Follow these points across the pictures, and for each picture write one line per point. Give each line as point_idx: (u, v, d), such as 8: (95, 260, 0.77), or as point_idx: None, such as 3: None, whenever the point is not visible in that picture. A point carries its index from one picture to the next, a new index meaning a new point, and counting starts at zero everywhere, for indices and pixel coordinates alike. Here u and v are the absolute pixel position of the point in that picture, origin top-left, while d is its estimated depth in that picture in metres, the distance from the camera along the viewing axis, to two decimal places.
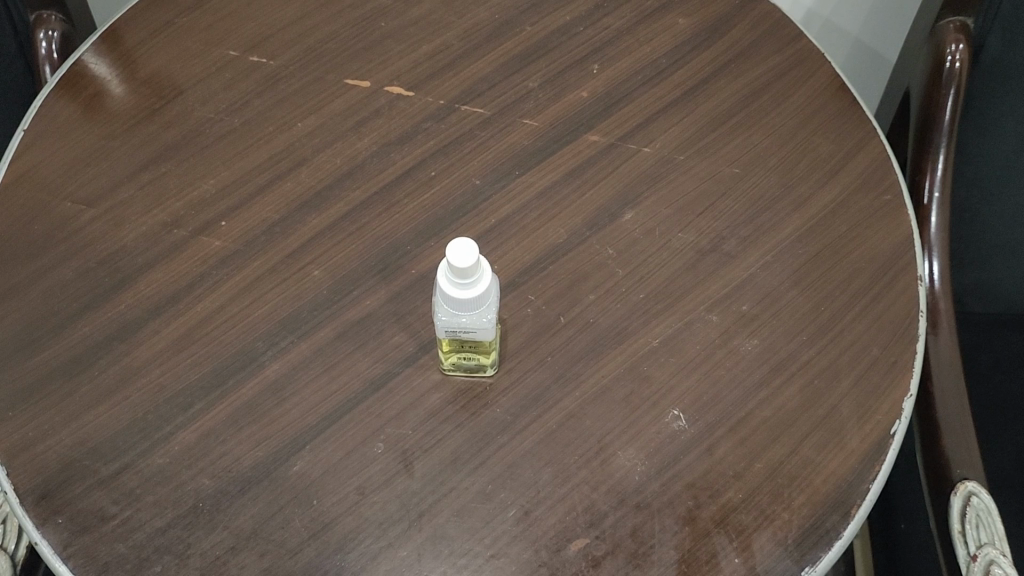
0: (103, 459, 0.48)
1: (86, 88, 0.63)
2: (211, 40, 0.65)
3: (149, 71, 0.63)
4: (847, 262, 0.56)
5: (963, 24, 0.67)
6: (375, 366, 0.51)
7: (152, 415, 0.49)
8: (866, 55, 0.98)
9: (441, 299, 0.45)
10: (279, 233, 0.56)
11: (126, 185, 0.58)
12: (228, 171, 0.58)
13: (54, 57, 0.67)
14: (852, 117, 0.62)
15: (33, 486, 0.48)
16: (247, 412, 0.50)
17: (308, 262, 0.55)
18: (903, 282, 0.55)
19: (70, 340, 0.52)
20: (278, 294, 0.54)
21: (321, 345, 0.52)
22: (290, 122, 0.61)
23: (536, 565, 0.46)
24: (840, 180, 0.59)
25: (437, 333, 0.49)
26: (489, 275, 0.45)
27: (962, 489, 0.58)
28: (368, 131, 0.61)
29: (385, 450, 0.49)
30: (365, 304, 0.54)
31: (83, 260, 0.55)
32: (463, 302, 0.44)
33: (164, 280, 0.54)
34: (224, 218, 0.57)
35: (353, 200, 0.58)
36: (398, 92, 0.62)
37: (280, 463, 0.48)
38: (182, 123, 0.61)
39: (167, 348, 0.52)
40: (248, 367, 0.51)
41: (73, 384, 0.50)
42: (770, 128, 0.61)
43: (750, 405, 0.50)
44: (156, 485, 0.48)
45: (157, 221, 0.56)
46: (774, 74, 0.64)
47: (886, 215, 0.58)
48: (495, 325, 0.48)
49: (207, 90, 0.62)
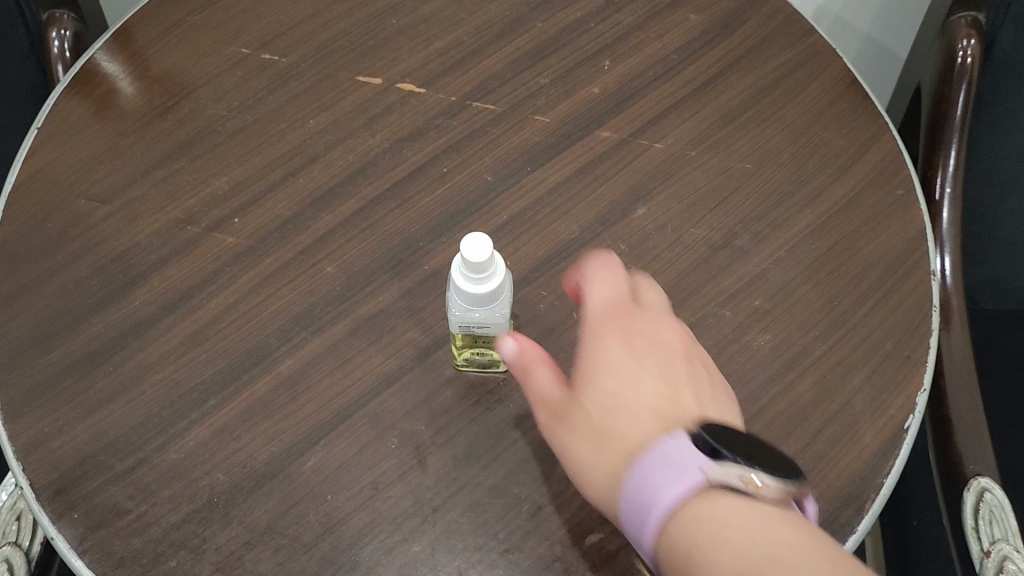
0: (118, 454, 0.48)
1: (98, 86, 0.63)
2: (222, 38, 0.65)
3: (161, 70, 0.64)
4: (859, 258, 0.56)
5: (974, 20, 0.66)
6: (389, 362, 0.52)
7: (166, 411, 0.50)
8: (880, 52, 0.98)
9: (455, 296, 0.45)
10: (292, 230, 0.56)
11: (139, 182, 0.58)
12: (241, 168, 0.59)
13: (66, 57, 0.67)
14: (864, 112, 0.62)
15: (50, 481, 0.48)
16: (261, 408, 0.50)
17: (321, 258, 0.55)
18: (916, 277, 0.55)
19: (84, 337, 0.52)
20: (291, 290, 0.54)
21: (334, 342, 0.52)
22: (301, 120, 0.61)
23: (549, 560, 0.46)
24: (853, 175, 0.59)
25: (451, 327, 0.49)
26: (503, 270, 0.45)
27: (974, 485, 0.58)
28: (381, 128, 0.61)
29: (399, 445, 0.49)
30: (378, 300, 0.54)
31: (97, 257, 0.55)
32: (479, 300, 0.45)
33: (177, 276, 0.54)
34: (237, 215, 0.57)
35: (365, 197, 0.58)
36: (410, 89, 0.63)
37: (294, 459, 0.48)
38: (194, 121, 0.61)
39: (180, 345, 0.52)
40: (261, 364, 0.51)
41: (87, 381, 0.50)
42: (780, 124, 0.61)
43: (763, 399, 0.50)
44: (171, 481, 0.48)
45: (170, 218, 0.57)
46: (786, 70, 0.64)
47: (898, 211, 0.58)
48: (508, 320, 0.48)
49: (220, 88, 0.62)
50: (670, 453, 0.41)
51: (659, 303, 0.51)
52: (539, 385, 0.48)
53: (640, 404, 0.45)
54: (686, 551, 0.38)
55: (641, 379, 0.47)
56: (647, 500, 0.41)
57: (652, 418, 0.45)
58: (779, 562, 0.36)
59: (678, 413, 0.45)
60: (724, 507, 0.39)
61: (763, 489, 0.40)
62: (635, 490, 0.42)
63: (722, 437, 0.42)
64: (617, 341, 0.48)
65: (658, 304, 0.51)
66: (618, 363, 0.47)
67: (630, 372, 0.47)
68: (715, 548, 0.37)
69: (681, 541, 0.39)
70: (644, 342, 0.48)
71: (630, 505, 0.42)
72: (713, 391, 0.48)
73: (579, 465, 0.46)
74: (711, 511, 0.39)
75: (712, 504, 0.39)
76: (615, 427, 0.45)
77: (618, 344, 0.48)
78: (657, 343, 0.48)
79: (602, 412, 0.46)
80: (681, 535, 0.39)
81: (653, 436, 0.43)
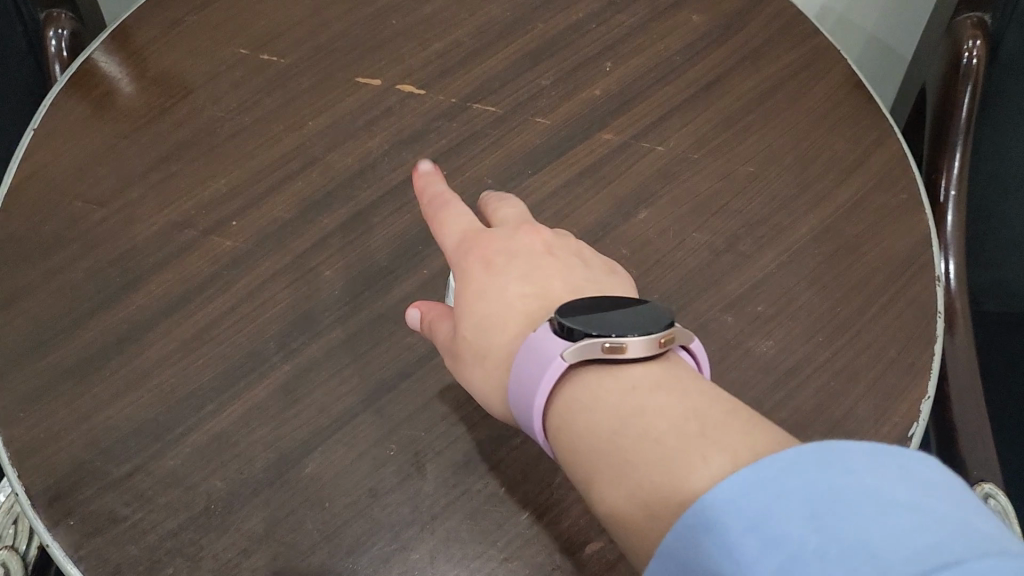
0: (114, 460, 0.48)
1: (95, 87, 0.62)
2: (221, 38, 0.65)
3: (159, 70, 0.63)
4: (862, 263, 0.55)
5: (980, 21, 0.65)
6: (388, 368, 0.51)
7: (163, 417, 0.49)
8: (884, 52, 0.97)
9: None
10: (291, 233, 0.56)
11: (137, 184, 0.58)
12: (239, 170, 0.58)
13: (64, 56, 0.66)
14: (867, 115, 0.62)
15: (46, 487, 0.47)
16: (259, 414, 0.49)
17: (320, 262, 0.55)
18: (921, 282, 0.54)
19: (81, 341, 0.51)
20: (289, 295, 0.53)
21: (333, 347, 0.52)
22: (299, 121, 0.60)
23: (549, 569, 0.46)
24: (857, 178, 0.59)
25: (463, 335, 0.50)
26: None
27: (980, 489, 0.57)
28: (380, 130, 0.60)
29: (398, 452, 0.49)
30: (378, 305, 0.53)
31: (94, 260, 0.54)
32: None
33: (175, 280, 0.54)
34: (235, 218, 0.56)
35: (364, 200, 0.57)
36: (410, 90, 0.62)
37: (292, 465, 0.48)
38: (192, 123, 0.60)
39: (178, 350, 0.51)
40: (259, 369, 0.51)
41: (84, 386, 0.50)
42: (783, 127, 0.61)
43: (767, 406, 0.49)
44: (168, 487, 0.47)
45: (168, 220, 0.56)
46: (789, 71, 0.64)
47: (902, 215, 0.57)
48: None
49: (218, 89, 0.62)
50: (531, 351, 0.40)
51: (527, 229, 0.47)
52: (443, 332, 0.45)
53: (504, 315, 0.43)
54: (571, 445, 0.38)
55: (508, 292, 0.43)
56: (522, 398, 0.40)
57: (517, 327, 0.42)
58: (674, 435, 0.34)
59: (549, 308, 0.43)
60: (593, 385, 0.38)
61: (627, 348, 0.37)
62: (514, 391, 0.41)
63: (578, 315, 0.39)
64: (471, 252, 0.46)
65: (514, 218, 0.48)
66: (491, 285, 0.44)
67: (504, 287, 0.44)
68: (591, 426, 0.37)
69: (568, 437, 0.38)
70: (505, 249, 0.46)
71: (517, 409, 0.41)
72: (592, 277, 0.45)
73: (470, 386, 0.44)
74: (587, 397, 0.38)
75: (588, 396, 0.38)
76: (492, 346, 0.42)
77: (474, 269, 0.45)
78: (513, 253, 0.45)
79: (482, 342, 0.43)
80: (570, 432, 0.38)
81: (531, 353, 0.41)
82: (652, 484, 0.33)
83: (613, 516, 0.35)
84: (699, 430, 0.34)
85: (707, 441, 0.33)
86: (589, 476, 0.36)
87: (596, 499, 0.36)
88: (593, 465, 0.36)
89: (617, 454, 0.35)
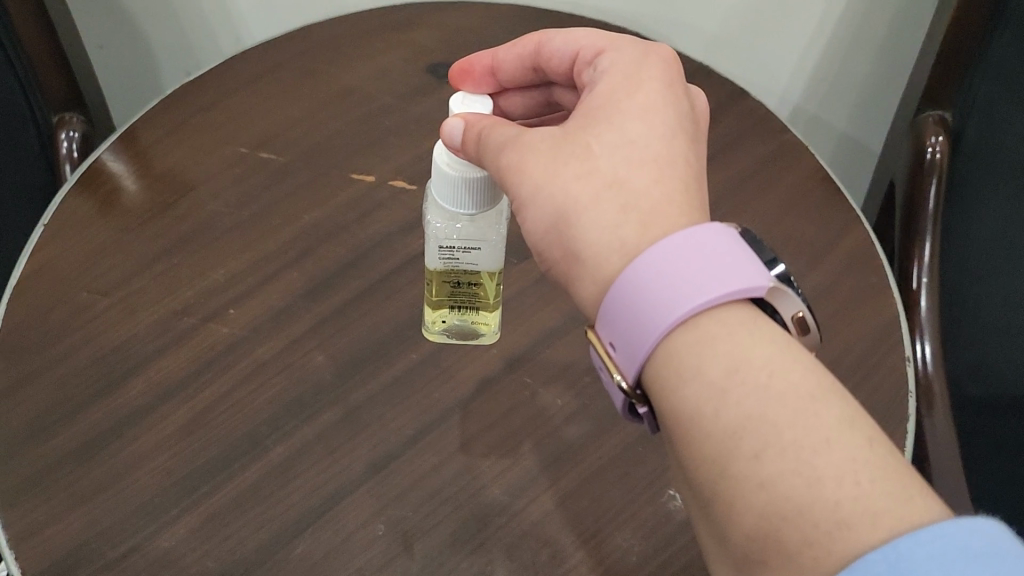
0: (109, 543, 0.49)
1: (102, 185, 0.65)
2: (223, 137, 0.68)
3: (163, 168, 0.66)
4: (834, 342, 0.57)
5: (941, 117, 0.71)
6: (377, 449, 0.53)
7: (158, 499, 0.50)
8: (855, 148, 1.01)
9: (441, 200, 0.50)
10: (286, 320, 0.59)
11: (140, 275, 0.60)
12: (237, 262, 0.61)
13: (75, 156, 0.72)
14: (836, 205, 0.65)
15: (39, 571, 0.47)
16: (252, 495, 0.51)
17: (313, 348, 0.57)
18: (892, 360, 0.56)
19: (80, 427, 0.53)
20: (282, 380, 0.56)
21: (323, 429, 0.54)
22: (296, 215, 0.64)
23: None
24: (827, 264, 0.61)
25: (428, 267, 0.55)
26: (468, 185, 0.49)
27: None
28: (371, 223, 0.64)
29: (385, 531, 0.50)
30: (367, 389, 0.56)
31: (95, 348, 0.56)
32: (472, 203, 0.50)
33: (174, 366, 0.56)
34: (231, 307, 0.59)
35: (356, 288, 0.60)
36: (400, 185, 0.66)
37: (283, 546, 0.49)
38: (192, 218, 0.63)
39: (174, 434, 0.53)
40: (253, 451, 0.53)
41: (81, 470, 0.51)
42: (756, 215, 0.64)
43: None
44: (161, 569, 0.48)
45: (168, 309, 0.59)
46: (760, 164, 0.67)
47: (871, 298, 0.59)
48: (494, 266, 0.55)
49: (219, 185, 0.65)
50: (716, 253, 0.38)
51: (700, 104, 0.48)
52: (529, 136, 0.44)
53: (660, 155, 0.42)
54: (726, 367, 0.36)
55: (676, 143, 0.43)
56: (676, 277, 0.38)
57: (664, 173, 0.41)
58: (871, 468, 0.34)
59: (698, 183, 0.43)
60: (776, 335, 0.38)
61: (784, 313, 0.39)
62: (666, 266, 0.38)
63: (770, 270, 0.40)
64: (654, 86, 0.45)
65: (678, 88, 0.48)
66: (666, 132, 0.43)
67: (676, 135, 0.43)
68: (771, 383, 0.36)
69: (726, 358, 0.36)
70: (688, 109, 0.45)
71: (649, 282, 0.38)
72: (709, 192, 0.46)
73: (553, 188, 0.42)
74: (769, 344, 0.37)
75: (766, 344, 0.37)
76: (633, 176, 0.41)
77: (660, 100, 0.44)
78: (693, 118, 0.45)
79: (613, 158, 0.42)
80: (731, 353, 0.36)
81: (677, 217, 0.40)
82: (836, 518, 0.33)
83: (750, 476, 0.35)
84: (886, 468, 0.34)
85: (898, 491, 0.34)
86: (749, 464, 0.35)
87: (732, 442, 0.35)
88: (762, 415, 0.35)
89: (801, 430, 0.35)
